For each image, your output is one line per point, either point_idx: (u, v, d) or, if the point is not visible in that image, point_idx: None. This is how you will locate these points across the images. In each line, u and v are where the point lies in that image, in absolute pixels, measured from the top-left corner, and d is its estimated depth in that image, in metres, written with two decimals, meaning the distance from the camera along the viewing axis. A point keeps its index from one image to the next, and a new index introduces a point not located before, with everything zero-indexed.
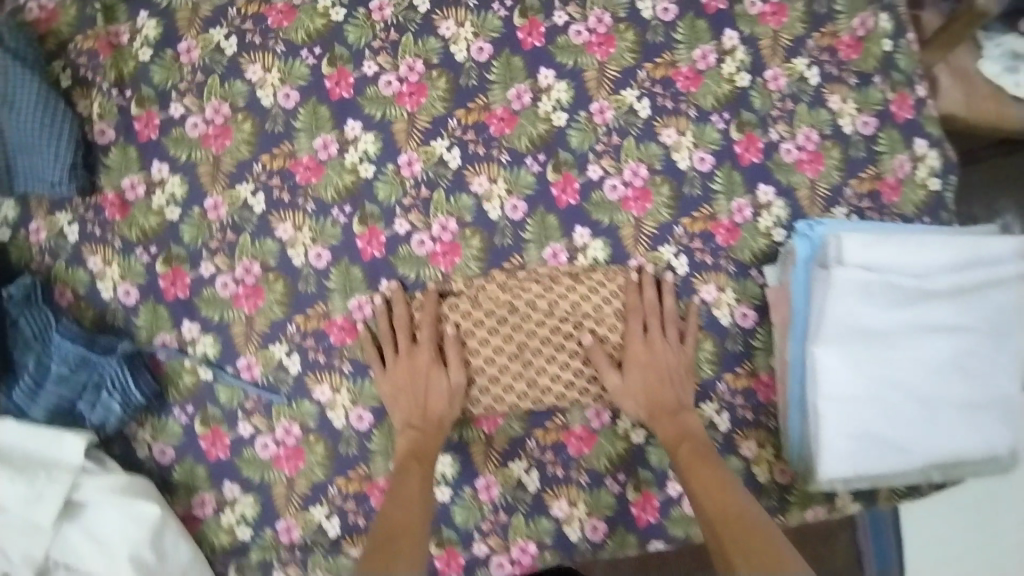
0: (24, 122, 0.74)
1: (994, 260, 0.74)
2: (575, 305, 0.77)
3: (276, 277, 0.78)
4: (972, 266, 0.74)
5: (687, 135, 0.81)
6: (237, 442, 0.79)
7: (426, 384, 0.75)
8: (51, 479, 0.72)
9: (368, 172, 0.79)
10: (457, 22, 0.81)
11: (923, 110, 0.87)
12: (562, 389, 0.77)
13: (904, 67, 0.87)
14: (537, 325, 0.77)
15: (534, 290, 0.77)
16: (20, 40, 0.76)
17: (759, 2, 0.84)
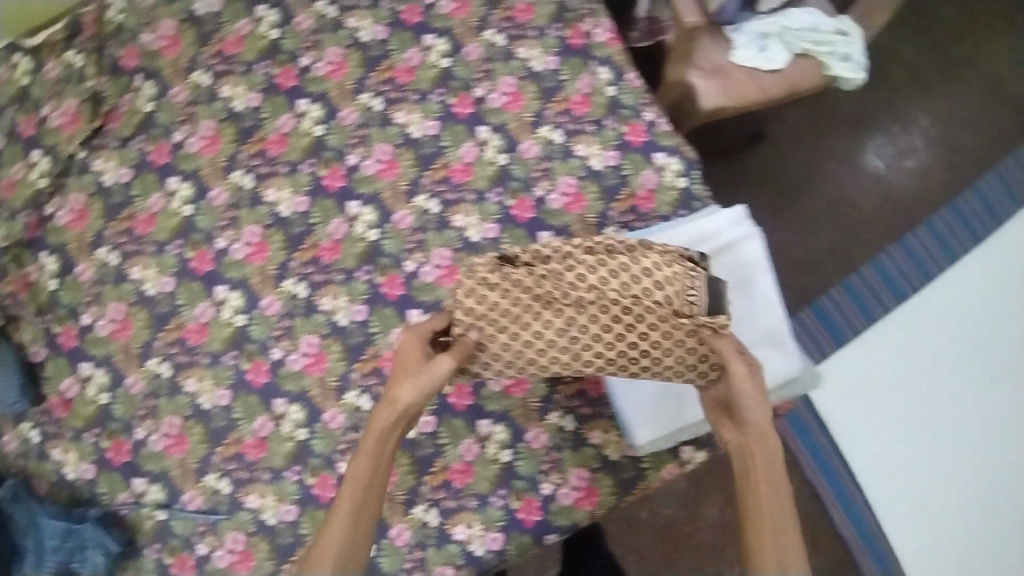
0: None
1: (715, 235, 0.95)
2: (625, 287, 0.85)
3: (194, 422, 1.01)
4: (699, 243, 0.95)
5: (473, 215, 1.04)
6: (199, 561, 1.01)
7: (428, 379, 0.82)
8: None
9: (242, 319, 1.02)
10: (278, 188, 1.04)
11: (655, 129, 1.09)
12: (601, 364, 0.84)
13: (631, 102, 1.10)
14: (588, 311, 0.83)
15: (574, 272, 0.85)
16: None
17: (499, 96, 1.08)
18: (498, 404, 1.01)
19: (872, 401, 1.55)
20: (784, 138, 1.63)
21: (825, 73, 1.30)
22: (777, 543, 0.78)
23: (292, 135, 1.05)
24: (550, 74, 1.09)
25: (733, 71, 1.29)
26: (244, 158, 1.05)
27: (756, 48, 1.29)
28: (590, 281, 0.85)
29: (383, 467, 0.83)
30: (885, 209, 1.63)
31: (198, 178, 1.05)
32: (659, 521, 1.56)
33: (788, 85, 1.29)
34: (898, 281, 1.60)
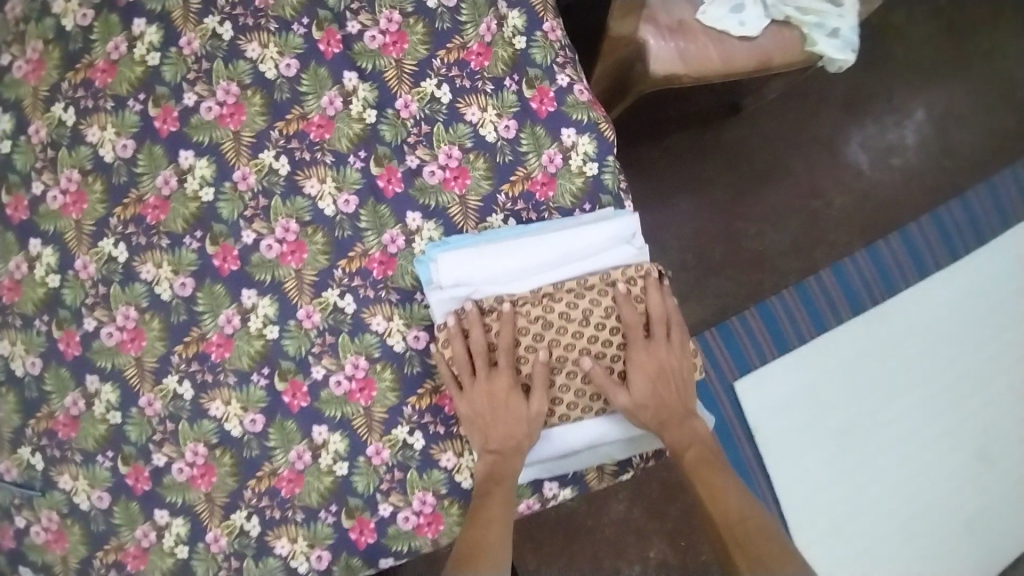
0: None
1: (589, 248, 0.85)
2: (608, 311, 0.83)
3: (7, 389, 0.90)
4: (568, 261, 0.85)
5: (328, 181, 0.89)
6: (19, 533, 0.91)
7: (506, 407, 0.80)
8: None
9: (55, 281, 0.89)
10: (100, 126, 0.90)
11: (567, 97, 0.91)
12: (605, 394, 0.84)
13: (540, 60, 0.92)
14: (575, 336, 0.82)
15: (564, 299, 0.83)
16: None
17: (379, 35, 0.92)
18: (338, 410, 0.87)
19: (819, 412, 1.42)
20: (755, 121, 1.50)
21: (806, 49, 0.99)
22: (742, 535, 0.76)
23: (123, 63, 0.90)
24: (442, 15, 0.92)
25: (697, 31, 1.00)
26: (68, 89, 0.90)
27: (729, 6, 0.99)
28: (574, 308, 0.82)
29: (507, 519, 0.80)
30: (858, 205, 1.53)
31: (19, 110, 0.91)
32: (561, 511, 1.42)
33: (759, 58, 1.00)
34: (861, 293, 1.49)
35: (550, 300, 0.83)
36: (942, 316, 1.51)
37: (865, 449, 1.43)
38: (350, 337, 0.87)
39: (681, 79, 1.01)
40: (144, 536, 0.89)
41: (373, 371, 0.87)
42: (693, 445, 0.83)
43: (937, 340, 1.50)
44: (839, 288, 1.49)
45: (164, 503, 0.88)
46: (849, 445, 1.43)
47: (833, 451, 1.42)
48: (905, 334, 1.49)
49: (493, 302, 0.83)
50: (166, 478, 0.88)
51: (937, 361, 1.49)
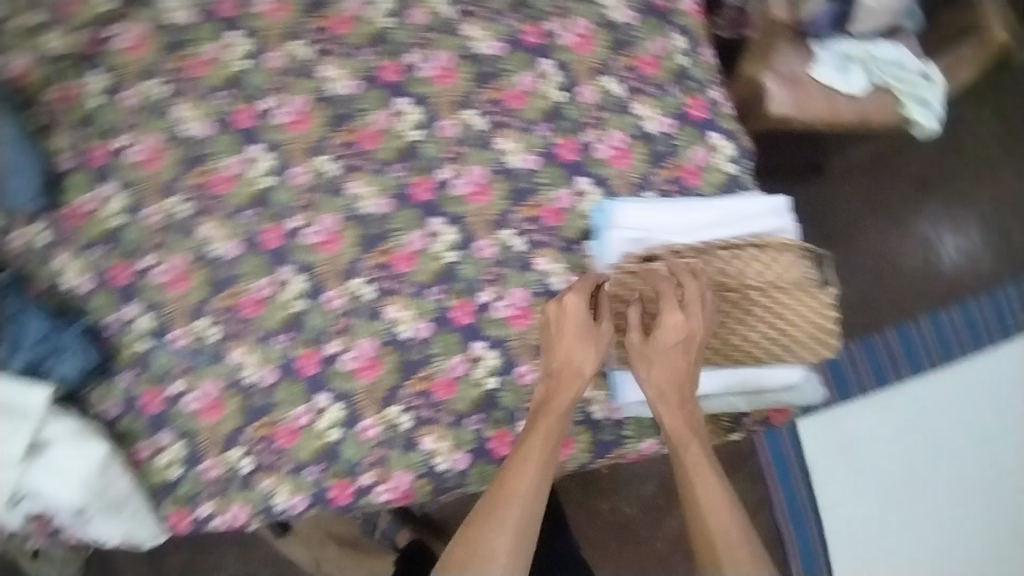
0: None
1: (753, 214, 0.93)
2: (763, 272, 0.90)
3: (200, 267, 1.01)
4: (734, 223, 0.92)
5: (517, 141, 1.02)
6: (170, 399, 1.00)
7: (569, 329, 0.89)
8: (17, 418, 0.93)
9: (268, 182, 1.01)
10: (334, 66, 1.03)
11: (719, 108, 1.04)
12: (750, 348, 0.91)
13: (699, 76, 1.05)
14: (728, 292, 0.90)
15: (724, 258, 0.90)
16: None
17: (567, 35, 1.04)
18: (496, 331, 1.00)
19: (865, 464, 1.58)
20: (832, 189, 1.72)
21: (900, 112, 1.21)
22: (717, 535, 0.83)
23: (357, 21, 1.04)
24: (625, 26, 1.04)
25: (811, 85, 1.17)
26: (310, 30, 1.04)
27: (838, 69, 1.17)
28: (731, 267, 0.90)
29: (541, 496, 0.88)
30: (919, 279, 1.72)
31: (260, 37, 1.04)
32: (618, 517, 1.57)
33: (860, 114, 1.19)
34: (919, 357, 1.66)
35: (714, 254, 0.90)
36: (988, 390, 1.64)
37: (906, 505, 1.57)
38: (516, 272, 1.00)
39: (792, 122, 1.18)
40: (300, 416, 0.98)
41: (532, 303, 1.00)
42: (692, 442, 0.88)
43: (986, 413, 1.62)
44: (898, 353, 1.66)
45: (328, 387, 0.99)
46: (886, 489, 1.57)
47: (876, 503, 1.57)
48: (954, 404, 1.63)
49: (663, 250, 0.90)
50: (333, 367, 0.99)
51: (984, 431, 1.61)
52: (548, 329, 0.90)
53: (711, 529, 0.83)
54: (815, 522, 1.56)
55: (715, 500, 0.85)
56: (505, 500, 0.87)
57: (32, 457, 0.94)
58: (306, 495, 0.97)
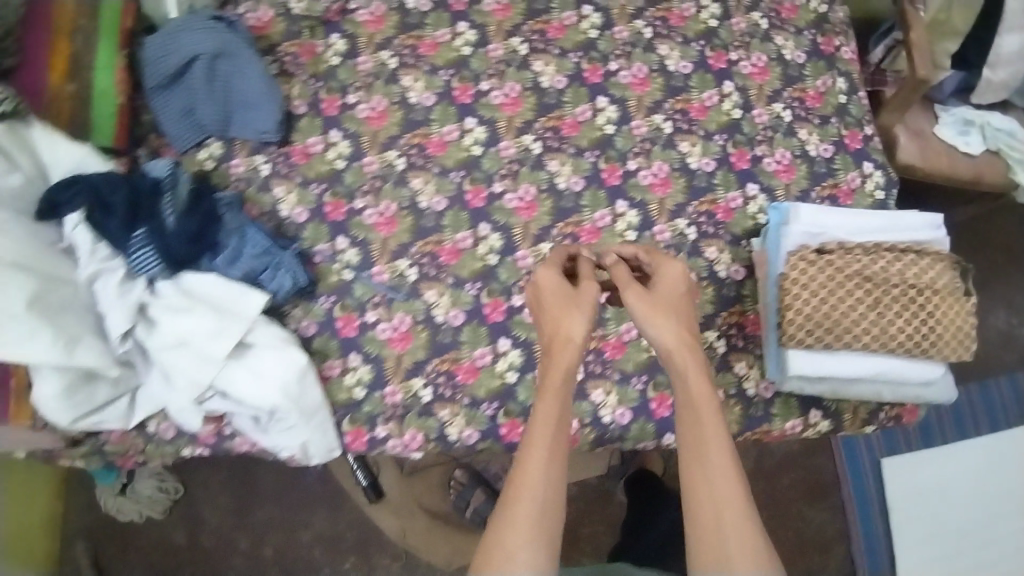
0: (246, 85, 1.13)
1: (910, 227, 1.08)
2: (919, 276, 1.03)
3: (407, 214, 1.13)
4: (893, 232, 1.07)
5: (697, 146, 1.16)
6: (364, 326, 1.09)
7: (552, 301, 0.94)
8: (233, 319, 1.00)
9: (478, 150, 1.15)
10: (546, 63, 1.20)
11: (870, 143, 1.20)
12: (902, 339, 1.01)
13: (857, 114, 1.21)
14: (890, 287, 1.02)
15: (887, 258, 1.04)
16: (248, 38, 1.15)
17: (748, 65, 1.21)
18: None
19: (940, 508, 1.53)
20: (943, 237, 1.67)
21: (1008, 176, 1.35)
22: (719, 503, 0.79)
23: (570, 29, 1.22)
24: (795, 65, 1.21)
25: (933, 141, 1.33)
26: (527, 31, 1.21)
27: (957, 130, 1.34)
28: (892, 267, 1.03)
29: (557, 484, 0.82)
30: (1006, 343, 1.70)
31: (484, 31, 1.21)
32: None
33: (974, 172, 1.33)
34: (999, 412, 1.59)
35: (879, 252, 1.04)
36: None
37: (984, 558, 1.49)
38: (686, 257, 1.12)
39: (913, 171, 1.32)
40: (480, 356, 1.09)
41: (699, 285, 1.12)
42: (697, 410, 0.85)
43: None
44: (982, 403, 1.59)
45: (510, 334, 1.09)
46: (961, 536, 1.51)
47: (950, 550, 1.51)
48: None
49: (836, 245, 1.05)
50: (517, 316, 1.10)
51: None
52: (540, 311, 0.95)
53: (718, 497, 0.79)
54: (886, 560, 1.52)
55: (723, 466, 0.81)
56: (519, 492, 0.80)
57: (235, 355, 1.01)
58: (478, 428, 1.07)
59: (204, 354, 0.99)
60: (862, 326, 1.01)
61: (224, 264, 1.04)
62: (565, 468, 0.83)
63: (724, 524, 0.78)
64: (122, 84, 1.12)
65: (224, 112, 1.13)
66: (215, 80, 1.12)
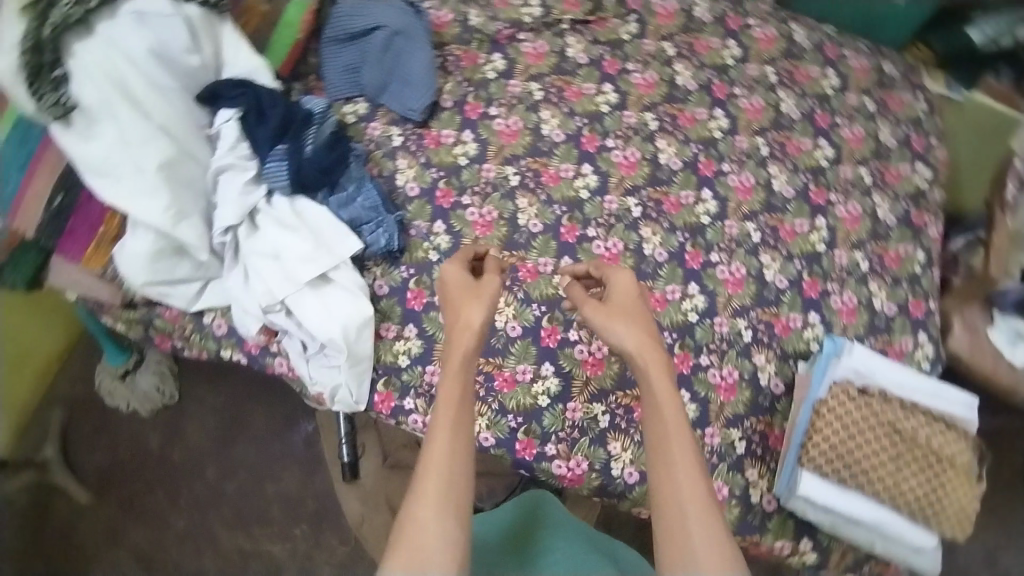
0: (411, 66, 1.25)
1: (947, 400, 1.14)
2: (942, 446, 1.10)
3: (504, 224, 1.22)
4: (932, 399, 1.14)
5: (776, 262, 1.25)
6: (430, 304, 1.15)
7: (463, 295, 0.98)
8: (327, 252, 1.09)
9: (585, 195, 1.26)
10: (669, 144, 1.31)
11: (931, 316, 1.28)
12: (909, 497, 1.07)
13: (926, 287, 1.30)
14: (914, 446, 1.09)
15: (919, 420, 1.11)
16: (426, 27, 1.28)
17: (844, 210, 1.32)
18: (704, 390, 1.16)
19: None
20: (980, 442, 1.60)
21: None
22: (679, 500, 0.80)
23: (699, 123, 1.34)
24: (885, 224, 1.33)
25: (988, 344, 1.38)
26: (662, 112, 1.34)
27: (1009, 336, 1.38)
28: (921, 428, 1.10)
29: (464, 466, 0.83)
30: None
31: (625, 97, 1.34)
32: None
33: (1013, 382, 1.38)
34: None
35: (914, 413, 1.11)
36: None
37: None
38: (736, 354, 1.19)
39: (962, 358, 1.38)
40: (522, 372, 1.14)
41: (738, 384, 1.18)
42: (663, 409, 0.86)
43: None
44: None
45: (555, 362, 1.14)
46: None
47: None
48: None
49: (880, 390, 1.12)
50: (568, 349, 1.15)
51: None
52: (447, 305, 0.99)
53: (679, 496, 0.80)
54: None
55: (685, 467, 0.83)
56: (426, 470, 0.82)
57: (315, 284, 1.09)
58: (496, 435, 1.12)
59: (290, 271, 1.07)
60: (873, 471, 1.07)
61: (335, 204, 1.13)
62: (471, 449, 0.85)
63: (688, 524, 0.79)
64: (307, 23, 1.24)
65: (383, 80, 1.26)
66: (388, 53, 1.25)
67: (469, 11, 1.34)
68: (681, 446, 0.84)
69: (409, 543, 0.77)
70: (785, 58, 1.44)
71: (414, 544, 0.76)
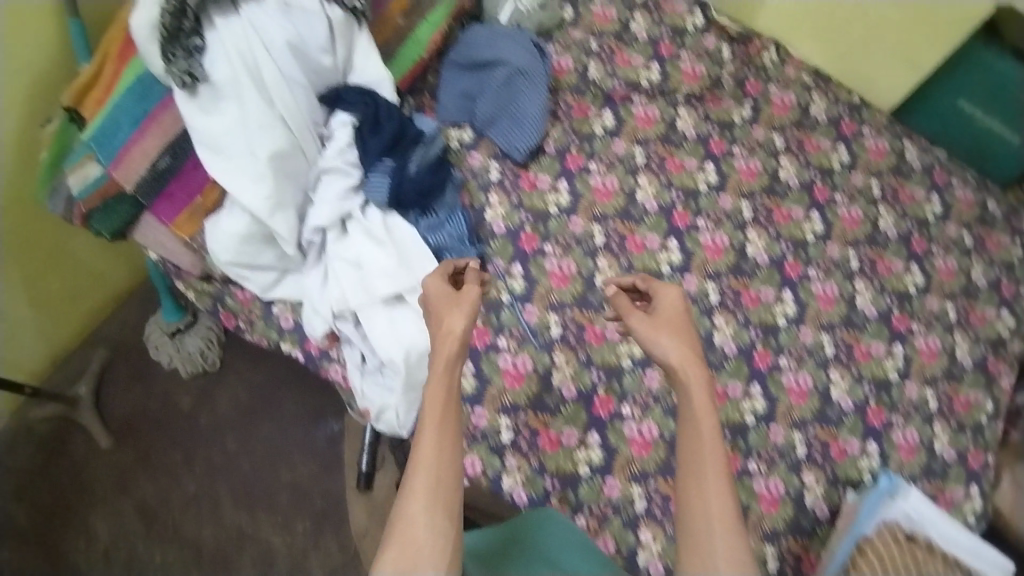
0: (524, 104, 1.26)
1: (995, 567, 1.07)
2: None
3: (579, 280, 1.22)
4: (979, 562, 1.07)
5: (844, 381, 1.24)
6: (491, 346, 1.16)
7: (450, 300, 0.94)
8: (407, 274, 1.09)
9: (666, 270, 1.24)
10: (759, 236, 1.30)
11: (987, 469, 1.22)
12: None
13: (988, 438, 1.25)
14: None
15: None
16: (547, 71, 1.30)
17: (923, 343, 1.29)
18: (745, 496, 1.15)
19: None
20: None
21: None
22: (709, 517, 0.79)
23: (794, 222, 1.32)
24: (961, 365, 1.29)
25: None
26: (759, 203, 1.32)
27: None
28: None
29: (452, 465, 0.80)
30: None
31: (725, 180, 1.32)
32: None
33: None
34: None
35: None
36: None
37: None
38: (785, 467, 1.17)
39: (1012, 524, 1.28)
40: (567, 436, 1.13)
41: (781, 498, 1.15)
42: (700, 422, 0.84)
43: None
44: None
45: (603, 433, 1.13)
46: None
47: None
48: None
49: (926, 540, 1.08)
50: (618, 423, 1.14)
51: None
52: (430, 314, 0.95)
53: (710, 513, 0.79)
54: None
55: (718, 490, 0.80)
56: (414, 472, 0.80)
57: (388, 302, 1.09)
58: (530, 493, 1.10)
59: (368, 284, 1.08)
60: None
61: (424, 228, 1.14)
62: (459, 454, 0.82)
63: (714, 539, 0.78)
64: (433, 44, 1.26)
65: (494, 113, 1.27)
66: (506, 88, 1.27)
67: (589, 63, 1.35)
68: (714, 459, 0.82)
69: (398, 545, 0.75)
70: (892, 173, 1.41)
71: (404, 544, 0.75)
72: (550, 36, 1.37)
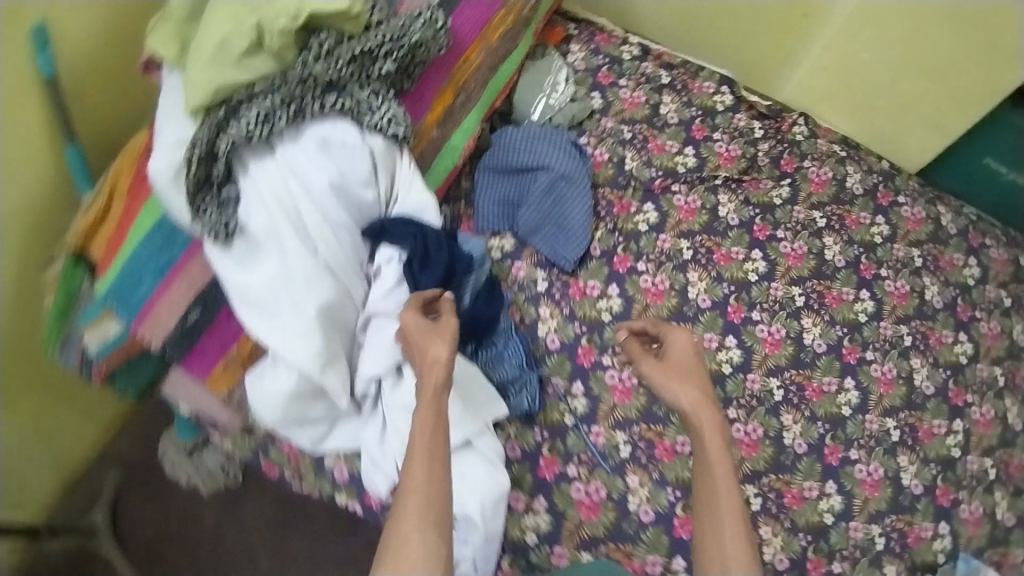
0: (569, 211, 1.22)
1: None
2: None
3: (643, 390, 1.14)
4: None
5: (914, 464, 1.20)
6: (560, 476, 1.09)
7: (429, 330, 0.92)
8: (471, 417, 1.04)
9: (728, 370, 1.22)
10: (814, 323, 1.27)
11: None
12: None
13: None
14: None
15: None
16: (586, 171, 1.25)
17: (978, 412, 1.26)
18: None
19: None
20: None
21: None
22: (724, 556, 0.86)
23: (846, 303, 1.29)
24: (1015, 429, 1.25)
25: None
26: (810, 288, 1.29)
27: None
28: None
29: (443, 491, 0.82)
30: None
31: (773, 266, 1.29)
32: None
33: None
34: None
35: None
36: None
37: None
38: (867, 564, 1.14)
39: None
40: (652, 563, 1.05)
41: None
42: (712, 467, 0.90)
43: None
44: None
45: (687, 557, 1.05)
46: None
47: None
48: None
49: None
50: None
51: None
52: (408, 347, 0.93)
53: (724, 552, 0.86)
54: None
55: (732, 525, 0.87)
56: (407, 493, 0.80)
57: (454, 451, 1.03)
58: None
59: None
60: None
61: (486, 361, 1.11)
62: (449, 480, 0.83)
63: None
64: (467, 151, 1.20)
65: (536, 222, 1.21)
66: (547, 196, 1.22)
67: (624, 153, 1.32)
68: (727, 493, 0.88)
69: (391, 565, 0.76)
70: (931, 242, 1.38)
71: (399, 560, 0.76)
72: (581, 126, 1.34)
